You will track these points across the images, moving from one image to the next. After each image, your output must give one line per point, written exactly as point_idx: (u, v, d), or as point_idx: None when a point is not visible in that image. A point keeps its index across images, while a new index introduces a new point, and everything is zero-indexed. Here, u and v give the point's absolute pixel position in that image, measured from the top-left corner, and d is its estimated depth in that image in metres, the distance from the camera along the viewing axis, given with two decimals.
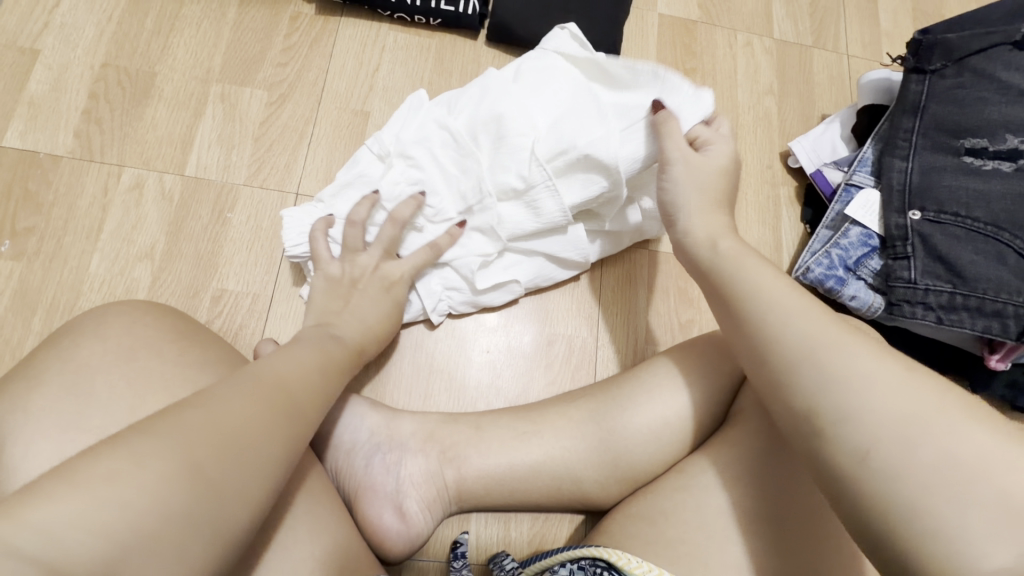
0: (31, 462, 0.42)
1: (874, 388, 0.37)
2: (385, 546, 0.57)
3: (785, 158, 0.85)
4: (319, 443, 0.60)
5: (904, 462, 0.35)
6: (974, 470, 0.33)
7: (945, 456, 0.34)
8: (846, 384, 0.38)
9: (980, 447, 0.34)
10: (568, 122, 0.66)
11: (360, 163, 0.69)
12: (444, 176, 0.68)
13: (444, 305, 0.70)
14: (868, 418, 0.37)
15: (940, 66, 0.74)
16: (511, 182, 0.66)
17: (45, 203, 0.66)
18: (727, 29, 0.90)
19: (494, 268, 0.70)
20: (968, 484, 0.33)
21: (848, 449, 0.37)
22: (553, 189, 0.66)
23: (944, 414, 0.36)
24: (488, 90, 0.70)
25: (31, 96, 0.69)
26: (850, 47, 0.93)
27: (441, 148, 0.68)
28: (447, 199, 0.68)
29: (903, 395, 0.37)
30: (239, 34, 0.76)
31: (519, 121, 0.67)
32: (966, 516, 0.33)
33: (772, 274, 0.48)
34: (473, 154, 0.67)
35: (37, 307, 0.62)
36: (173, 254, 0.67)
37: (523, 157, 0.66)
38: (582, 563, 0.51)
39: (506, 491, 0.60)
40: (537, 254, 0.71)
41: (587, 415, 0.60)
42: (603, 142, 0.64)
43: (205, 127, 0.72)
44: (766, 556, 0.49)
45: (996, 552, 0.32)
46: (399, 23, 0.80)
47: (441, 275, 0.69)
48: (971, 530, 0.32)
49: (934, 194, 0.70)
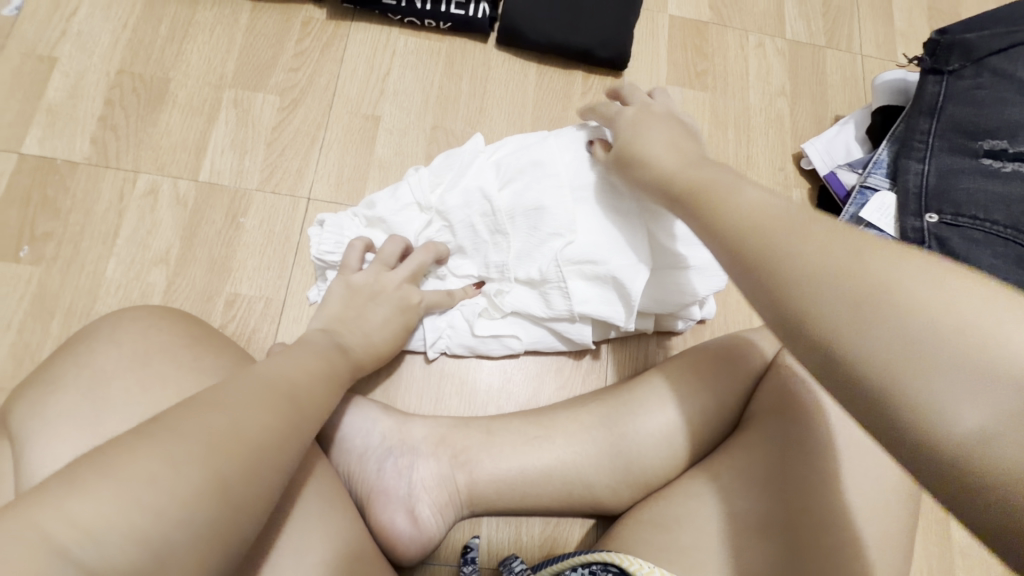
0: (49, 466, 0.43)
1: (828, 266, 0.32)
2: (398, 550, 0.57)
3: (798, 161, 0.84)
4: (329, 448, 0.60)
5: (872, 330, 0.30)
6: (949, 330, 0.28)
7: (909, 319, 0.29)
8: (812, 266, 0.33)
9: (961, 305, 0.28)
10: (604, 234, 0.66)
11: (400, 194, 0.70)
12: (474, 245, 0.68)
13: (442, 342, 0.69)
14: (832, 293, 0.31)
15: (958, 66, 0.73)
16: (529, 272, 0.66)
17: (63, 208, 0.67)
18: (739, 30, 0.89)
19: (499, 320, 0.69)
20: (939, 347, 0.28)
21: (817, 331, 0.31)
22: (567, 291, 0.65)
23: (922, 274, 0.30)
24: (540, 164, 0.67)
25: (49, 103, 0.70)
26: (864, 47, 0.91)
27: (478, 216, 0.67)
28: (470, 262, 0.69)
29: (862, 265, 0.32)
30: (252, 40, 0.77)
31: (559, 216, 0.65)
32: (933, 381, 0.28)
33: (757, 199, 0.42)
34: (504, 234, 0.66)
35: (55, 311, 0.63)
36: (187, 258, 0.67)
37: (549, 252, 0.65)
38: (593, 568, 0.51)
39: (517, 495, 0.60)
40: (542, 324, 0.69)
41: (598, 420, 0.60)
42: (629, 272, 0.64)
43: (219, 132, 0.72)
44: (781, 563, 0.48)
45: (969, 415, 0.27)
46: (409, 27, 0.80)
47: (448, 315, 0.68)
48: (938, 390, 0.28)
49: (951, 197, 0.69)
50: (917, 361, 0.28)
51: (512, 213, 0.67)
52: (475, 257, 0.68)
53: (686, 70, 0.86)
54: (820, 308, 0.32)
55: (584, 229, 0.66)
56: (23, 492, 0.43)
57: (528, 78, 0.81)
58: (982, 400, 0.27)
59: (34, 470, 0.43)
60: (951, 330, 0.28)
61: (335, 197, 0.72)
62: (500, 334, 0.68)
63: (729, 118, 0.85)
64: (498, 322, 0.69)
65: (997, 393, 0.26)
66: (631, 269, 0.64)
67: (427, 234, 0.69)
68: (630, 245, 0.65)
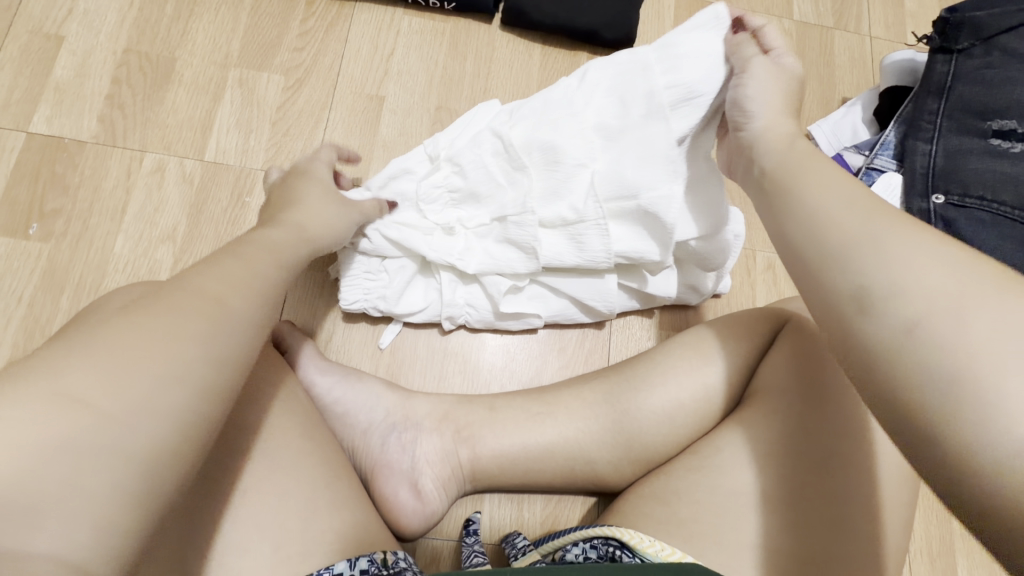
0: None
1: (932, 259, 0.32)
2: (400, 523, 0.58)
3: (804, 142, 0.84)
4: (332, 421, 0.61)
5: (953, 329, 0.29)
6: None
7: (1005, 329, 0.28)
8: (904, 258, 0.33)
9: None
10: (631, 159, 0.63)
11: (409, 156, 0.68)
12: (493, 188, 0.65)
13: (460, 317, 0.69)
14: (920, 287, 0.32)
15: (967, 45, 0.72)
16: (560, 212, 0.64)
17: (71, 185, 0.68)
18: (746, 11, 0.88)
19: (521, 295, 0.69)
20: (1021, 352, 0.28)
21: (889, 323, 0.32)
22: (604, 229, 0.64)
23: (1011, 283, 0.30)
24: (553, 104, 0.66)
25: (57, 81, 0.71)
26: (873, 29, 0.90)
27: (495, 159, 0.65)
28: (483, 210, 0.66)
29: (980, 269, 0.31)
30: (257, 19, 0.77)
31: (579, 149, 0.63)
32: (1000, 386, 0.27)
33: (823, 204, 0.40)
34: (526, 173, 0.64)
35: (65, 286, 0.64)
36: (194, 236, 0.68)
37: (578, 188, 0.64)
38: (595, 541, 0.51)
39: (519, 471, 0.61)
40: (563, 291, 0.69)
41: (601, 397, 0.61)
42: (661, 199, 0.62)
43: (225, 112, 0.73)
44: (780, 537, 0.49)
45: None
46: (414, 8, 0.80)
47: (467, 289, 0.68)
48: (1010, 393, 0.27)
49: (959, 177, 0.69)
50: (1004, 362, 0.28)
51: (529, 151, 0.64)
52: (488, 206, 0.66)
53: None
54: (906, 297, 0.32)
55: (607, 162, 0.64)
56: None
57: (532, 58, 0.81)
58: None
59: None
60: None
61: None
62: (521, 304, 0.69)
63: None
64: (520, 293, 0.69)
65: None
66: (665, 197, 0.62)
67: (433, 184, 0.66)
68: (658, 166, 0.62)
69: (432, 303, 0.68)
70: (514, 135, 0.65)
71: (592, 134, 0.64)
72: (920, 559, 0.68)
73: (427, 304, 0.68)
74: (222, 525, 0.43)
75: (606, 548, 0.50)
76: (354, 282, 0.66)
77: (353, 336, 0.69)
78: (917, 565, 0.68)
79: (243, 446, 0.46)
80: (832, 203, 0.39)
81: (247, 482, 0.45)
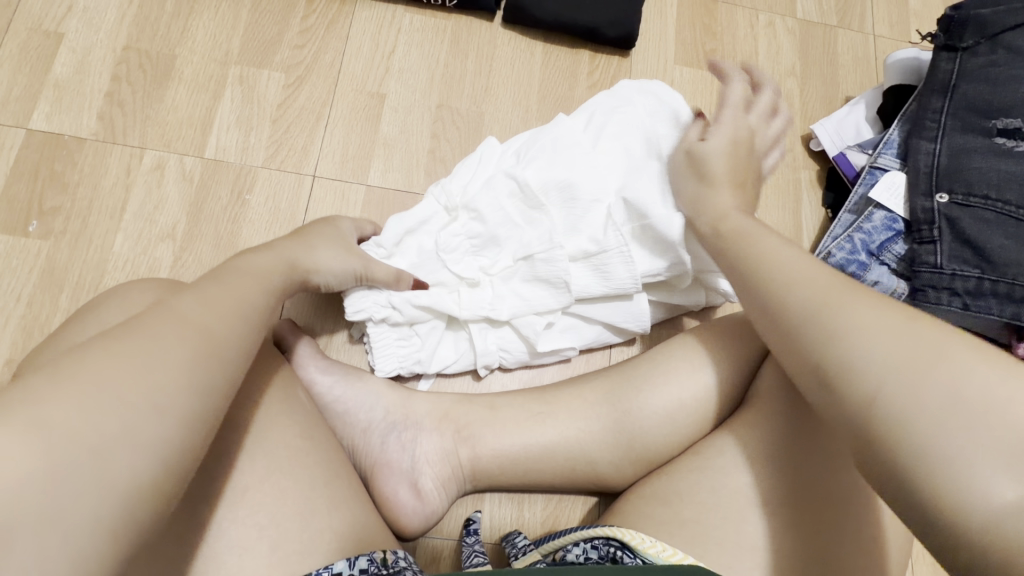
0: None
1: (881, 334, 0.36)
2: (400, 522, 0.57)
3: (807, 142, 0.83)
4: (333, 420, 0.60)
5: (907, 400, 0.33)
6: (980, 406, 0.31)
7: (954, 398, 0.32)
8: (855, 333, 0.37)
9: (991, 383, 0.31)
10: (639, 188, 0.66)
11: (423, 208, 0.67)
12: (509, 225, 0.65)
13: (496, 362, 0.67)
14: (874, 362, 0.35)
15: (972, 43, 0.71)
16: (583, 245, 0.65)
17: (70, 183, 0.67)
18: (749, 9, 0.88)
19: (553, 330, 0.68)
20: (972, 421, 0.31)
21: (851, 395, 0.35)
22: (627, 258, 0.65)
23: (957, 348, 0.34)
24: (560, 144, 0.68)
25: (56, 78, 0.71)
26: (877, 27, 0.90)
27: (510, 199, 0.66)
28: (505, 252, 0.66)
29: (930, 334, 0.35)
30: (257, 16, 0.76)
31: (593, 186, 0.66)
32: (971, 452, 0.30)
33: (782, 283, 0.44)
34: (544, 211, 0.65)
35: (64, 284, 0.64)
36: (194, 234, 0.68)
37: (597, 220, 0.66)
38: (596, 541, 0.51)
39: (520, 470, 0.60)
40: (593, 320, 0.69)
41: (601, 397, 0.60)
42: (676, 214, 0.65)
43: (225, 109, 0.72)
44: (783, 537, 0.48)
45: (995, 489, 0.29)
46: (415, 5, 0.80)
47: (496, 333, 0.67)
48: (967, 464, 0.30)
49: (963, 176, 0.69)
50: (958, 436, 0.31)
51: (545, 190, 0.66)
52: (512, 247, 0.66)
53: (695, 49, 0.85)
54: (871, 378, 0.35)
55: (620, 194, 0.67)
56: None
57: (534, 56, 0.80)
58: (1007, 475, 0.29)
59: None
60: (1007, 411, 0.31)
61: (341, 175, 0.72)
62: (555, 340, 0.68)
63: (738, 99, 0.84)
64: (552, 328, 0.68)
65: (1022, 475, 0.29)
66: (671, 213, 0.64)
67: (452, 233, 0.66)
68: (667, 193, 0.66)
69: (461, 353, 0.67)
70: (527, 175, 0.66)
71: (602, 173, 0.67)
72: (923, 560, 0.67)
73: (461, 355, 0.67)
74: (221, 523, 0.43)
75: (607, 549, 0.50)
76: (386, 355, 0.65)
77: (354, 334, 0.69)
78: (921, 566, 0.67)
79: (242, 444, 0.46)
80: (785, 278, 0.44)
81: (246, 480, 0.45)
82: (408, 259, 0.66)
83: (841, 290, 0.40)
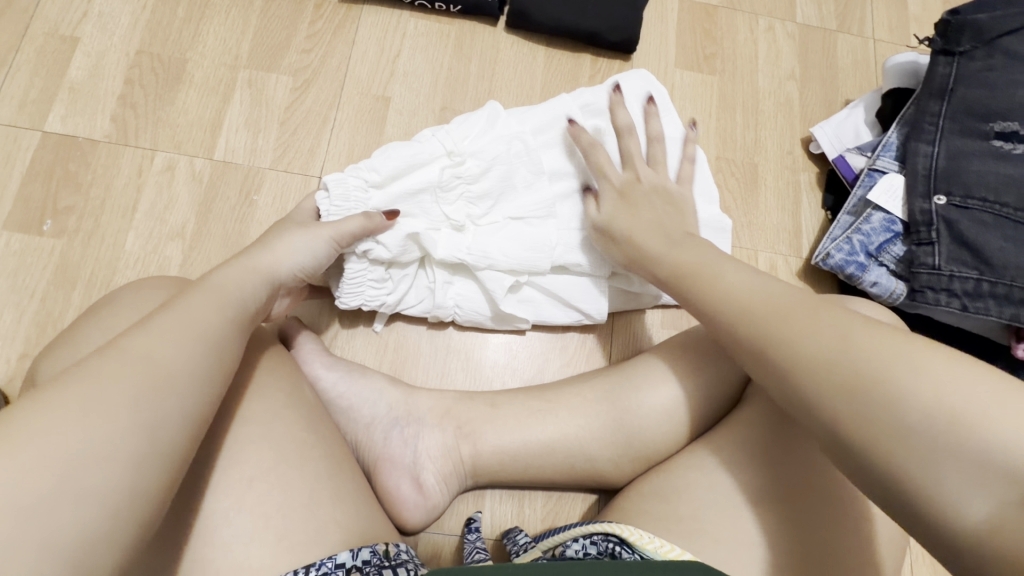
0: None
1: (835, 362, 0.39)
2: (402, 517, 0.58)
3: (807, 145, 0.84)
4: (337, 415, 0.61)
5: (870, 418, 0.37)
6: (945, 422, 0.35)
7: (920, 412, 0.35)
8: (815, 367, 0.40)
9: (940, 385, 0.36)
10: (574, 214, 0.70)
11: (424, 146, 0.66)
12: (506, 182, 0.68)
13: (452, 314, 0.69)
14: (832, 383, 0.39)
15: (969, 48, 0.72)
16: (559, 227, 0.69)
17: (84, 183, 0.69)
18: (749, 13, 0.89)
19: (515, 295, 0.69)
20: (939, 439, 0.35)
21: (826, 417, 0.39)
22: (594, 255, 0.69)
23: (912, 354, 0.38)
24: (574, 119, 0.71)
25: (71, 82, 0.73)
26: (877, 31, 0.91)
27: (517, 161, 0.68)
28: (496, 209, 0.68)
29: (886, 343, 0.39)
30: (266, 22, 0.78)
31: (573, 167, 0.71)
32: (943, 470, 0.34)
33: (732, 289, 0.49)
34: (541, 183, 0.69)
35: (77, 281, 0.66)
36: (202, 233, 0.69)
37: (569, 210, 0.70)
38: (595, 537, 0.52)
39: (521, 466, 0.61)
40: (556, 295, 0.70)
41: (601, 395, 0.61)
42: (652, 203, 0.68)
43: (234, 112, 0.74)
44: (777, 531, 0.50)
45: (976, 508, 0.33)
46: (420, 10, 0.81)
47: (459, 289, 0.68)
48: (949, 486, 0.34)
49: (961, 179, 0.69)
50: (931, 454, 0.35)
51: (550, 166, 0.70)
52: (499, 204, 0.68)
53: (695, 53, 0.86)
54: (824, 397, 0.39)
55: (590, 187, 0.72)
56: None
57: (537, 60, 0.82)
58: (983, 494, 0.33)
59: None
60: (968, 429, 0.34)
61: None
62: (514, 306, 0.69)
63: (738, 102, 0.85)
64: (517, 293, 0.70)
65: (991, 484, 0.33)
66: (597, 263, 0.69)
67: (454, 174, 0.66)
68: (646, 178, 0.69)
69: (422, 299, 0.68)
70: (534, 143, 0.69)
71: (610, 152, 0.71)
72: (922, 558, 0.68)
73: (417, 299, 0.68)
74: (228, 512, 0.44)
75: (606, 544, 0.51)
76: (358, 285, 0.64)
77: (355, 331, 0.70)
78: (920, 565, 0.68)
79: (249, 437, 0.47)
80: (741, 293, 0.48)
81: (252, 472, 0.46)
82: (397, 191, 0.65)
83: (776, 317, 0.44)
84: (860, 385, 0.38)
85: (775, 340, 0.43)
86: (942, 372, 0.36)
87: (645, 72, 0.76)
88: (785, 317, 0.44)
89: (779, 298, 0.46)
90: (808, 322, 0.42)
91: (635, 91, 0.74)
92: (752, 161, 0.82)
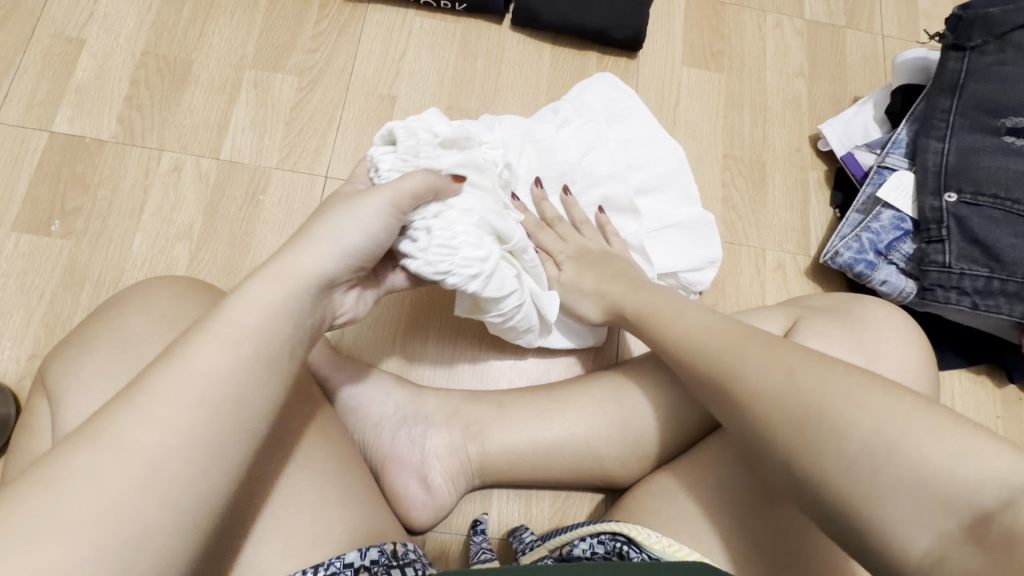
0: (74, 404, 0.46)
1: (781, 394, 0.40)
2: (410, 516, 0.59)
3: (815, 142, 0.84)
4: (345, 414, 0.61)
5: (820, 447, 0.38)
6: (885, 450, 0.36)
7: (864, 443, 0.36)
8: (764, 399, 0.41)
9: (880, 413, 0.37)
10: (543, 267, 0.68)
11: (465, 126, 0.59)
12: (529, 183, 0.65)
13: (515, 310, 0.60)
14: (782, 412, 0.40)
15: (980, 42, 0.71)
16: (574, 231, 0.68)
17: (92, 184, 0.69)
18: (757, 10, 0.88)
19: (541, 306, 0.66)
20: (882, 467, 0.35)
21: (780, 449, 0.40)
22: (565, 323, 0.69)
23: (852, 380, 0.39)
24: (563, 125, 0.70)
25: (78, 84, 0.73)
26: (886, 27, 0.90)
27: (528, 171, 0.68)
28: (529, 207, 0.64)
29: (832, 371, 0.40)
30: (271, 22, 0.78)
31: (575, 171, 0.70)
32: (884, 501, 0.35)
33: (696, 323, 0.50)
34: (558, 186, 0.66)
35: (85, 282, 0.66)
36: (209, 233, 0.69)
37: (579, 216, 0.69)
38: (602, 537, 0.52)
39: (528, 466, 0.61)
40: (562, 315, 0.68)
41: (609, 395, 0.61)
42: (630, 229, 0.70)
43: (240, 112, 0.74)
44: (783, 532, 0.49)
45: (920, 539, 0.34)
46: (425, 9, 0.81)
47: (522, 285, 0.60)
48: (894, 516, 0.35)
49: (972, 175, 0.69)
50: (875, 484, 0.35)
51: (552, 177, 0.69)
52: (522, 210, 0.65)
53: (702, 50, 0.86)
54: (774, 434, 0.40)
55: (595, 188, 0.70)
56: (54, 416, 0.47)
57: (542, 58, 0.81)
58: (923, 525, 0.34)
59: (74, 422, 0.46)
60: (910, 456, 0.35)
61: None
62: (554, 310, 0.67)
63: (745, 99, 0.84)
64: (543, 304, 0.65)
65: (933, 516, 0.34)
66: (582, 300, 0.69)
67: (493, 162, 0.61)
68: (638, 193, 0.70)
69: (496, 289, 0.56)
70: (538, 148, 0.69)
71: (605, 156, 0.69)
72: None
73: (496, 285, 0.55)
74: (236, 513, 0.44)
75: (614, 544, 0.51)
76: (458, 253, 0.50)
77: (363, 334, 0.70)
78: None
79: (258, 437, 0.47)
80: (691, 331, 0.49)
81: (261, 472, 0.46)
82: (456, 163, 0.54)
83: (731, 350, 0.45)
84: (812, 422, 0.38)
85: (729, 371, 0.44)
86: (884, 399, 0.37)
87: (611, 78, 0.74)
88: (738, 351, 0.45)
89: (729, 335, 0.46)
90: (758, 358, 0.43)
91: (600, 98, 0.72)
92: (760, 159, 0.82)
